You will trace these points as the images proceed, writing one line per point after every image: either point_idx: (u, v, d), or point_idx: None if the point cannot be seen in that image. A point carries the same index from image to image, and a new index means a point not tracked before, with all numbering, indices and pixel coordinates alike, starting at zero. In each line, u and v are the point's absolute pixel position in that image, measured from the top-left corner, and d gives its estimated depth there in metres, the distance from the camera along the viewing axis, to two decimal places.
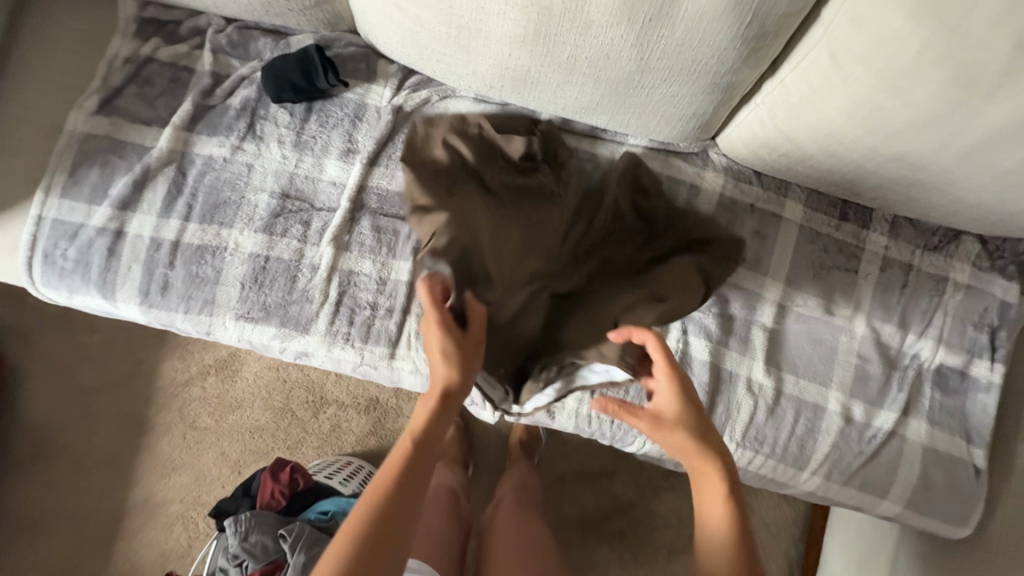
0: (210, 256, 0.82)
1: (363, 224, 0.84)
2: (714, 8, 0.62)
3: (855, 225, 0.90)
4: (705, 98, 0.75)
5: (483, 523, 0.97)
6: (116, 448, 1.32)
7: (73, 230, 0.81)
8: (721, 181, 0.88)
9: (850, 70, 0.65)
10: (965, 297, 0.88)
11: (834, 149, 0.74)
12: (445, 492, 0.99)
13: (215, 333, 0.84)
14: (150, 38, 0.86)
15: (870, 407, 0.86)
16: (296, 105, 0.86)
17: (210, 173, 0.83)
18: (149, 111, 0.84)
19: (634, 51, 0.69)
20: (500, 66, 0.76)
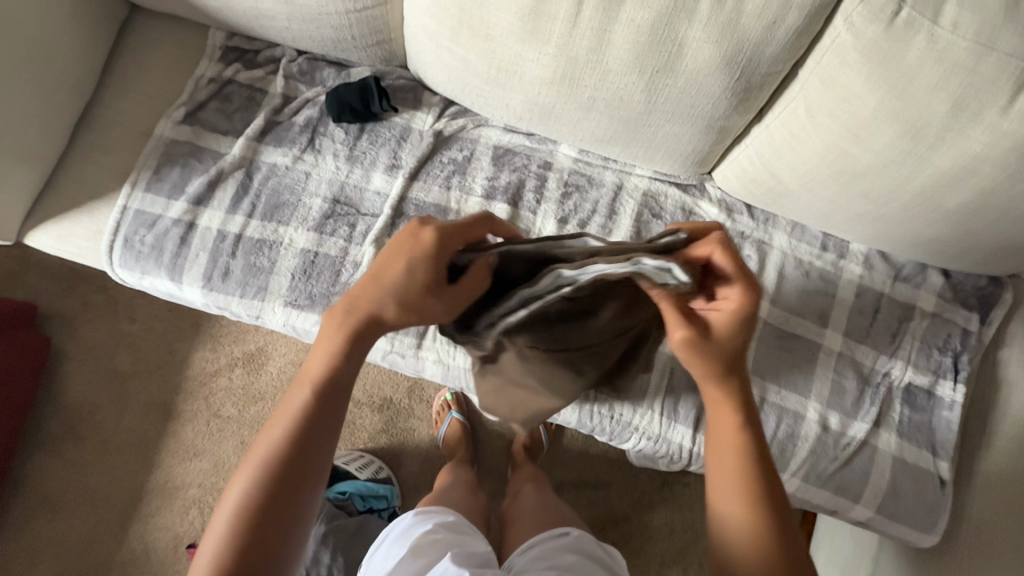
0: (267, 249, 0.94)
1: (401, 229, 0.96)
2: (710, 64, 0.76)
3: (833, 255, 1.01)
4: (702, 137, 0.88)
5: (502, 513, 1.08)
6: (142, 431, 1.39)
7: (152, 219, 0.93)
8: (715, 210, 1.00)
9: (822, 120, 0.79)
10: (930, 324, 0.99)
11: (811, 186, 0.87)
12: (463, 484, 1.10)
13: (264, 317, 0.95)
14: (233, 63, 1.01)
15: (845, 418, 0.95)
16: (351, 125, 1.00)
17: (273, 178, 0.97)
18: (227, 123, 0.98)
19: (644, 96, 0.82)
20: (530, 102, 0.89)
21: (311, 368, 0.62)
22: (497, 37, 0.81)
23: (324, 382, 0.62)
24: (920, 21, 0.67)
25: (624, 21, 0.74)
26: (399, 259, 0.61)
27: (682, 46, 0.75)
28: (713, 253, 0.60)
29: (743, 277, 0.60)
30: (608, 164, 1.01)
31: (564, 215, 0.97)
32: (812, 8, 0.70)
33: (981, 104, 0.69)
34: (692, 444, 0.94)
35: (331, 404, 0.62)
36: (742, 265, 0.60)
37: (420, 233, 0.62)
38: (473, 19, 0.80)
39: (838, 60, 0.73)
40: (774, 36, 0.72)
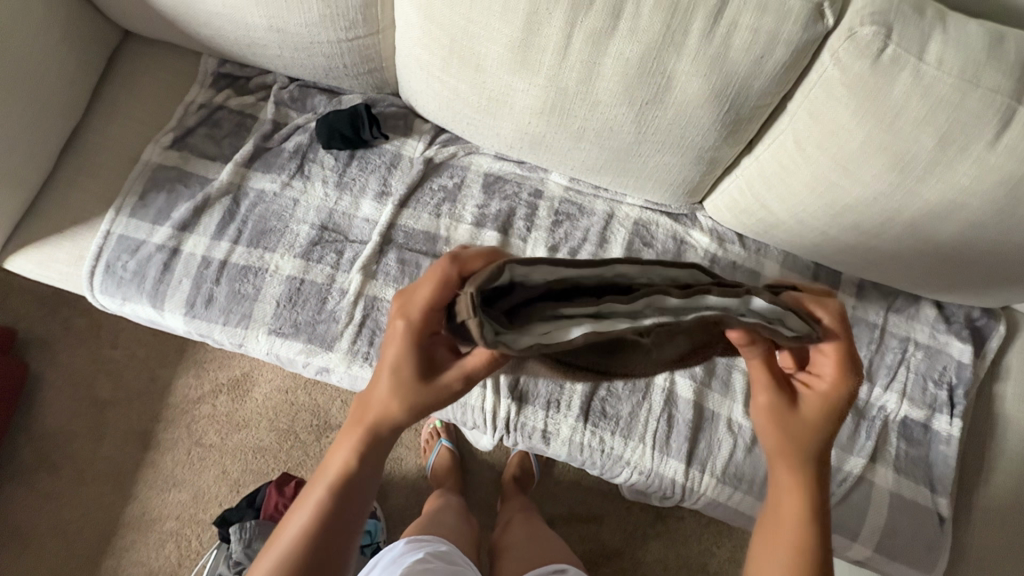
0: (252, 275, 0.92)
1: (390, 256, 0.94)
2: (699, 97, 0.76)
3: (825, 285, 1.01)
4: (693, 168, 0.88)
5: (493, 543, 1.05)
6: (120, 460, 1.35)
7: (136, 245, 0.92)
8: (706, 240, 1.00)
9: (810, 153, 0.79)
10: (924, 356, 0.98)
11: (800, 217, 0.87)
12: (455, 508, 1.08)
13: (247, 345, 0.92)
14: (224, 90, 1.01)
15: (841, 453, 0.93)
16: (341, 152, 0.99)
17: (261, 204, 0.95)
18: (215, 148, 0.98)
19: (634, 127, 0.82)
20: (520, 132, 0.89)
21: (328, 466, 0.62)
22: (487, 67, 0.81)
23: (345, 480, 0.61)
24: (906, 58, 0.68)
25: (613, 54, 0.74)
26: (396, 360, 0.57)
27: (670, 79, 0.75)
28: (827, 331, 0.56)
29: (843, 351, 0.57)
30: (599, 193, 1.01)
31: (555, 243, 0.97)
32: (799, 44, 0.70)
33: (967, 138, 0.69)
34: (685, 479, 0.92)
35: (349, 504, 0.61)
36: (846, 340, 0.57)
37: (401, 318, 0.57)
38: (464, 49, 0.80)
39: (825, 94, 0.73)
40: (762, 70, 0.72)
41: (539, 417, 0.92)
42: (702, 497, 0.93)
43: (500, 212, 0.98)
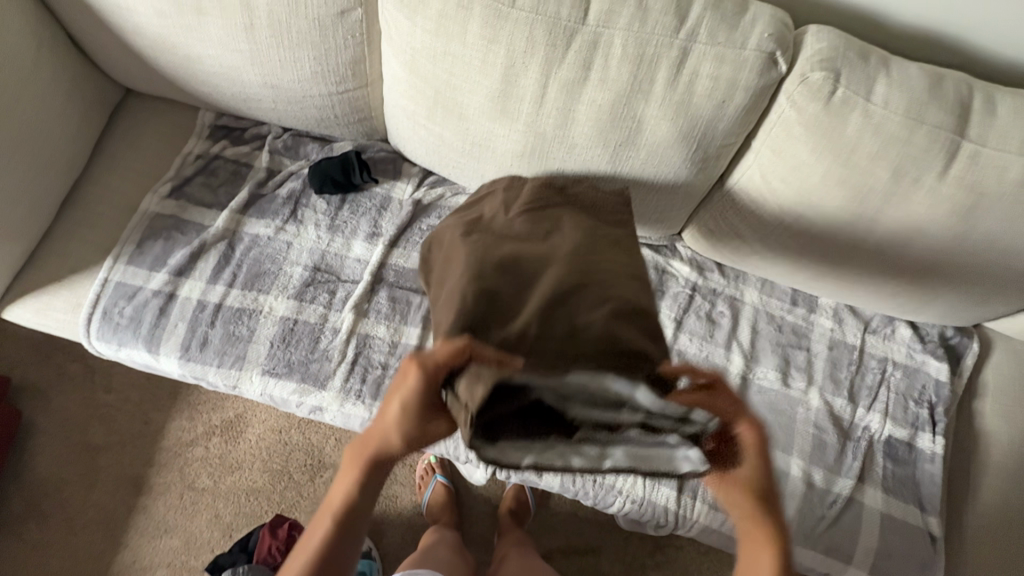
0: (246, 317, 0.94)
1: (381, 294, 0.97)
2: (668, 138, 0.81)
3: (803, 310, 1.04)
4: (668, 203, 0.92)
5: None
6: (110, 508, 1.33)
7: (132, 291, 0.94)
8: (686, 269, 1.05)
9: (776, 186, 0.83)
10: (903, 375, 1.01)
11: (772, 246, 0.91)
12: (450, 545, 1.07)
13: (241, 387, 0.94)
14: (220, 141, 1.06)
15: (830, 474, 0.95)
16: (332, 196, 1.03)
17: (255, 248, 0.99)
18: (211, 197, 1.02)
19: (609, 166, 0.87)
20: (503, 174, 0.94)
21: (332, 497, 0.61)
22: (470, 116, 0.86)
23: (346, 520, 0.60)
24: (856, 100, 0.73)
25: (586, 101, 0.80)
26: (402, 404, 0.57)
27: (641, 122, 0.80)
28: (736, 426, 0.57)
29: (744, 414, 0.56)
30: None
31: None
32: (757, 88, 0.75)
33: (918, 171, 0.74)
34: (677, 506, 0.92)
35: (354, 534, 0.61)
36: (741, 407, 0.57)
37: (411, 371, 0.56)
38: (447, 100, 0.86)
39: (785, 132, 0.78)
40: (725, 113, 0.78)
41: None
42: (696, 524, 0.93)
43: None
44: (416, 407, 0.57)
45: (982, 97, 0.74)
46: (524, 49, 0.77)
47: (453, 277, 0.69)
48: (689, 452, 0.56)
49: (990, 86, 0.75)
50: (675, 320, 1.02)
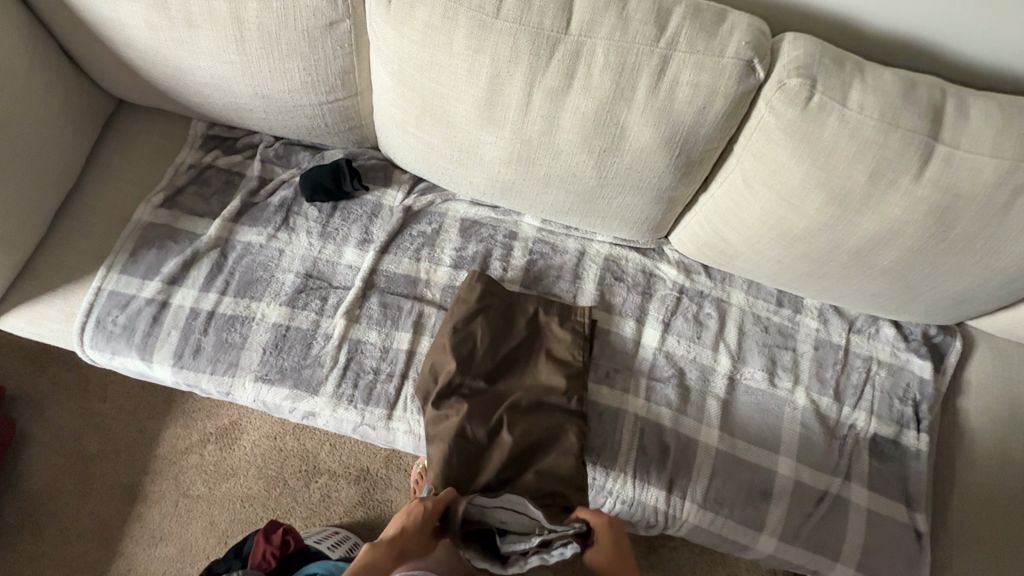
0: (239, 324, 0.95)
1: (372, 300, 0.99)
2: (652, 144, 0.82)
3: (789, 310, 1.06)
4: (653, 207, 0.93)
5: None
6: (104, 516, 1.33)
7: (126, 299, 0.95)
8: (674, 272, 1.06)
9: (758, 189, 0.85)
10: (888, 374, 1.02)
11: (757, 248, 0.92)
12: None
13: (234, 394, 0.95)
14: (212, 150, 1.07)
15: (818, 472, 0.96)
16: (324, 204, 1.05)
17: (248, 256, 1.00)
18: (204, 206, 1.03)
19: (595, 172, 0.88)
20: (491, 180, 0.95)
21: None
22: (457, 124, 0.88)
23: None
24: (831, 105, 0.75)
25: (570, 109, 0.81)
26: (409, 528, 0.78)
27: (624, 128, 0.82)
28: (595, 529, 0.79)
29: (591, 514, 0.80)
30: (570, 233, 1.08)
31: (530, 280, 1.03)
32: (736, 95, 0.77)
33: (894, 173, 0.76)
34: (667, 506, 0.94)
35: None
36: (590, 510, 0.80)
37: (420, 507, 0.79)
38: (435, 108, 0.87)
39: (764, 137, 0.80)
40: (706, 119, 0.79)
41: None
42: (686, 523, 0.95)
43: (479, 255, 1.04)
44: (416, 534, 0.78)
45: (954, 101, 0.76)
46: (509, 59, 0.79)
47: (449, 367, 0.90)
48: (565, 547, 0.74)
49: (963, 91, 0.78)
50: (663, 322, 1.03)
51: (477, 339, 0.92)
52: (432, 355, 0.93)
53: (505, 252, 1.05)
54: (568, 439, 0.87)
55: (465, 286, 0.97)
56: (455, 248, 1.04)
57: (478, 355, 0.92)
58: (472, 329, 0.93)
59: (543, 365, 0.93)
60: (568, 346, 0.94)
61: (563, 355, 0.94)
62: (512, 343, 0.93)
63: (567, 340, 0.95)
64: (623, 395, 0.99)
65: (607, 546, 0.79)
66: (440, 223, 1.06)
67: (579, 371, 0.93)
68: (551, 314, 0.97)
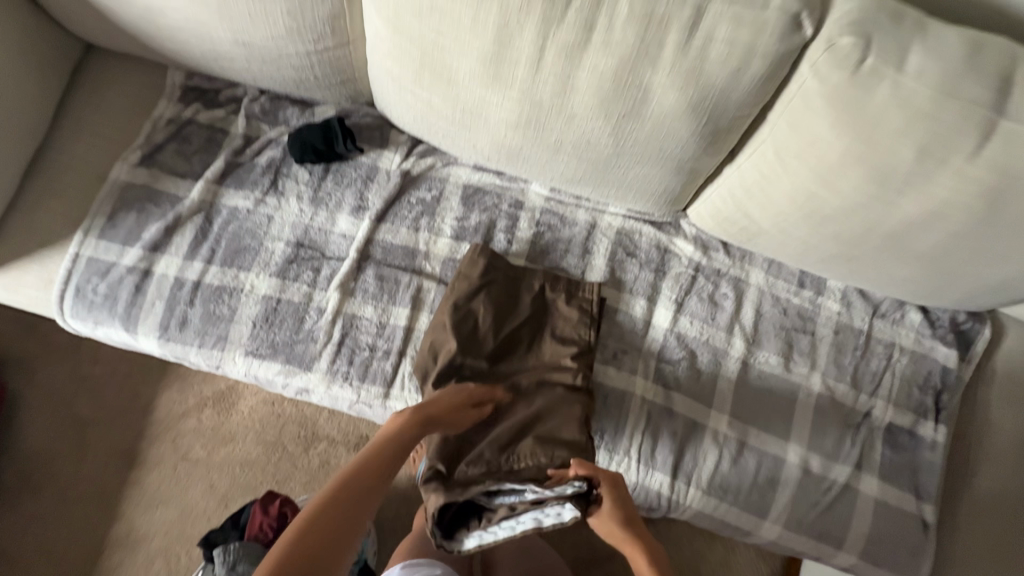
0: (226, 296, 0.90)
1: (368, 273, 0.93)
2: (677, 110, 0.74)
3: (811, 292, 1.00)
4: (673, 178, 0.85)
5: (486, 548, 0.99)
6: (105, 478, 1.33)
7: (106, 267, 0.89)
8: (691, 248, 1.00)
9: (791, 163, 0.77)
10: (910, 361, 0.97)
11: (783, 227, 0.85)
12: None
13: (224, 367, 0.91)
14: (192, 103, 0.99)
15: (827, 461, 0.93)
16: (315, 166, 0.97)
17: (234, 222, 0.93)
18: (186, 165, 0.95)
19: (611, 139, 0.80)
20: (496, 145, 0.87)
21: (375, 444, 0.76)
22: (459, 80, 0.79)
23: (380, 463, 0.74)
24: (885, 70, 0.66)
25: (587, 68, 0.72)
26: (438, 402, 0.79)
27: (647, 92, 0.73)
28: (598, 483, 0.75)
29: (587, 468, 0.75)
30: (581, 203, 1.00)
31: (536, 253, 0.96)
32: (776, 55, 0.68)
33: (947, 151, 0.68)
34: (670, 491, 0.91)
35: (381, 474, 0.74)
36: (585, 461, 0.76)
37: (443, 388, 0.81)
38: (436, 63, 0.78)
39: (804, 105, 0.72)
40: (740, 83, 0.70)
41: None
42: (689, 509, 0.93)
43: (483, 225, 0.97)
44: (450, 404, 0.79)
45: None
46: (519, 7, 0.69)
47: (449, 340, 0.86)
48: (562, 509, 0.71)
49: None
50: (676, 302, 0.97)
51: (479, 316, 0.87)
52: (432, 333, 0.87)
53: (512, 223, 0.97)
54: (573, 415, 0.83)
55: (467, 260, 0.90)
56: (459, 217, 0.97)
57: (480, 331, 0.87)
58: (473, 304, 0.88)
59: (548, 344, 0.88)
60: (575, 324, 0.89)
61: (570, 333, 0.89)
62: (516, 318, 0.88)
63: (574, 317, 0.89)
64: (630, 377, 0.94)
65: (609, 505, 0.75)
66: (442, 189, 0.98)
67: (586, 349, 0.88)
68: (558, 290, 0.91)
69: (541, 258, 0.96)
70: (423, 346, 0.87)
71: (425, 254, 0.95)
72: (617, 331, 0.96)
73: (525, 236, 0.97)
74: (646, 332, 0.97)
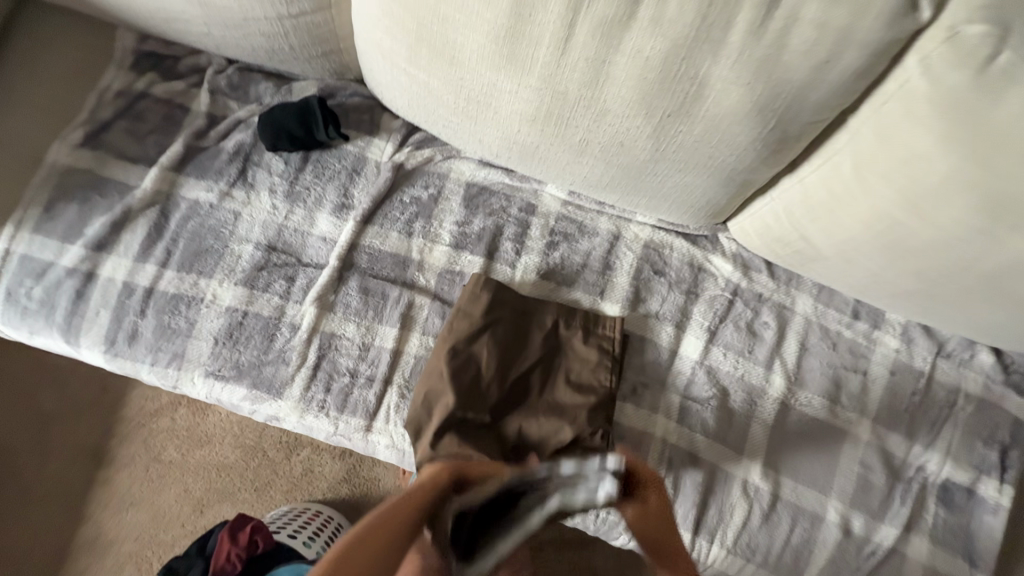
0: (184, 306, 0.77)
1: (351, 284, 0.79)
2: (737, 111, 0.59)
3: (865, 325, 0.86)
4: (720, 191, 0.70)
5: None
6: (70, 478, 1.23)
7: (41, 268, 0.76)
8: (729, 268, 0.86)
9: (873, 181, 0.62)
10: (975, 410, 0.84)
11: (849, 255, 0.70)
12: None
13: (182, 388, 0.78)
14: (146, 73, 0.84)
15: (871, 521, 0.81)
16: (292, 154, 0.82)
17: (194, 219, 0.79)
18: (138, 148, 0.81)
19: (650, 141, 0.64)
20: (507, 140, 0.71)
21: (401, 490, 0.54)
22: (465, 60, 0.63)
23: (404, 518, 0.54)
24: None
25: (628, 52, 0.57)
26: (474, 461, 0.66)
27: (702, 86, 0.58)
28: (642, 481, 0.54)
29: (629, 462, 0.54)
30: (604, 210, 0.86)
31: (549, 268, 0.82)
32: (877, 44, 0.52)
33: None
34: (690, 549, 0.80)
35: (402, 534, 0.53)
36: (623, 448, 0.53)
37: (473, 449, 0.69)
38: (436, 37, 0.62)
39: (903, 111, 0.56)
40: (822, 80, 0.55)
41: None
42: (710, 567, 0.82)
43: (488, 233, 0.82)
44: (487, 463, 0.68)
45: None
46: None
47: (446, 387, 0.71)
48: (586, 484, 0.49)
49: None
50: (709, 330, 0.84)
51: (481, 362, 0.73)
52: (426, 382, 0.73)
53: (522, 231, 0.83)
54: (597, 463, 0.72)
55: (467, 294, 0.76)
56: (459, 221, 0.82)
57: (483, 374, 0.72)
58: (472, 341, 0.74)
59: (561, 393, 0.74)
60: (596, 369, 0.76)
61: (587, 373, 0.75)
62: (524, 357, 0.74)
63: (593, 360, 0.76)
64: (652, 418, 0.82)
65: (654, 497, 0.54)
66: (441, 187, 0.84)
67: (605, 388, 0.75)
68: (574, 327, 0.77)
69: (555, 275, 0.82)
70: (414, 396, 0.72)
71: (418, 265, 0.81)
72: (639, 362, 0.83)
73: (537, 247, 0.83)
74: (671, 364, 0.83)
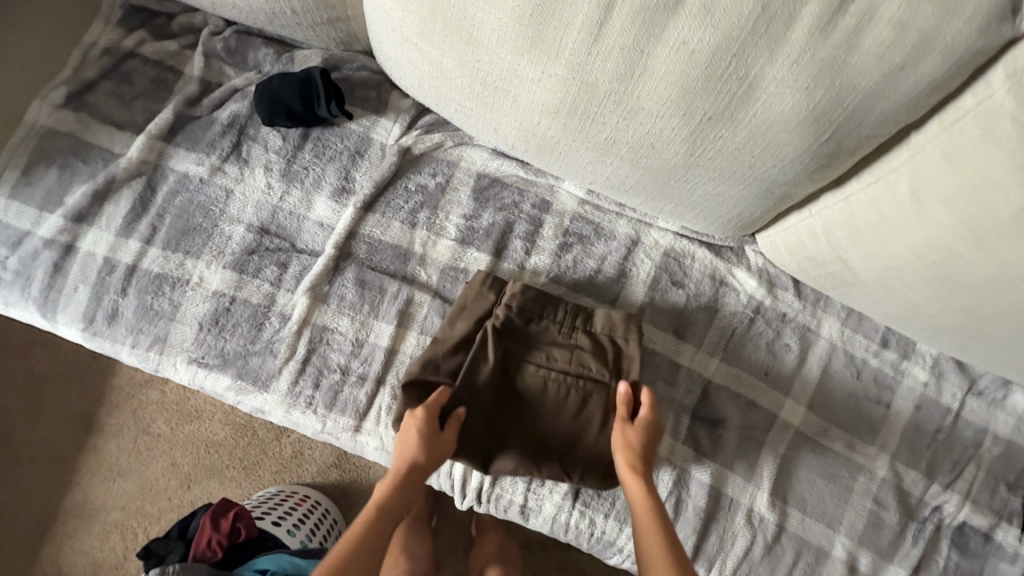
0: (168, 287, 0.72)
1: (347, 275, 0.74)
2: (788, 117, 0.52)
3: (894, 354, 0.81)
4: (756, 203, 0.63)
5: None
6: (57, 443, 1.18)
7: (18, 237, 0.71)
8: (754, 283, 0.79)
9: (931, 207, 0.56)
10: (1002, 453, 0.79)
11: (891, 283, 0.64)
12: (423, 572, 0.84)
13: (164, 372, 0.73)
14: (136, 30, 0.77)
15: (879, 560, 0.76)
16: (290, 130, 0.76)
17: (183, 193, 0.74)
18: (125, 113, 0.75)
19: (685, 145, 0.58)
20: (525, 132, 0.65)
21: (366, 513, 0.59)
22: (484, 39, 0.56)
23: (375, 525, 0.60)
24: None
25: (671, 44, 0.50)
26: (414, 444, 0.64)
27: (752, 88, 0.51)
28: None
29: None
30: (624, 212, 0.79)
31: (560, 272, 0.77)
32: (962, 54, 0.46)
33: None
34: None
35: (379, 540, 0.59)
36: None
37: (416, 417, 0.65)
38: (454, 12, 0.55)
39: (979, 131, 0.50)
40: (891, 88, 0.49)
41: (518, 489, 0.73)
42: None
43: (496, 229, 0.76)
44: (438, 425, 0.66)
45: None
46: None
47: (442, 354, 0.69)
48: None
49: None
50: (726, 349, 0.79)
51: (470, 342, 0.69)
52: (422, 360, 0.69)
53: (534, 229, 0.77)
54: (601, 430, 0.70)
55: (473, 292, 0.72)
56: (466, 214, 0.76)
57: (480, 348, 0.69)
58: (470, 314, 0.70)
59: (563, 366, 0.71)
60: (583, 353, 0.71)
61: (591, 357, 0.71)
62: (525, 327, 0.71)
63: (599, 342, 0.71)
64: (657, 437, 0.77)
65: None
66: (450, 176, 0.78)
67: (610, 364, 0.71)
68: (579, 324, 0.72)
69: (567, 279, 0.77)
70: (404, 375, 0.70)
71: (419, 258, 0.75)
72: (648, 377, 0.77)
73: (547, 247, 0.77)
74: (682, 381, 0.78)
